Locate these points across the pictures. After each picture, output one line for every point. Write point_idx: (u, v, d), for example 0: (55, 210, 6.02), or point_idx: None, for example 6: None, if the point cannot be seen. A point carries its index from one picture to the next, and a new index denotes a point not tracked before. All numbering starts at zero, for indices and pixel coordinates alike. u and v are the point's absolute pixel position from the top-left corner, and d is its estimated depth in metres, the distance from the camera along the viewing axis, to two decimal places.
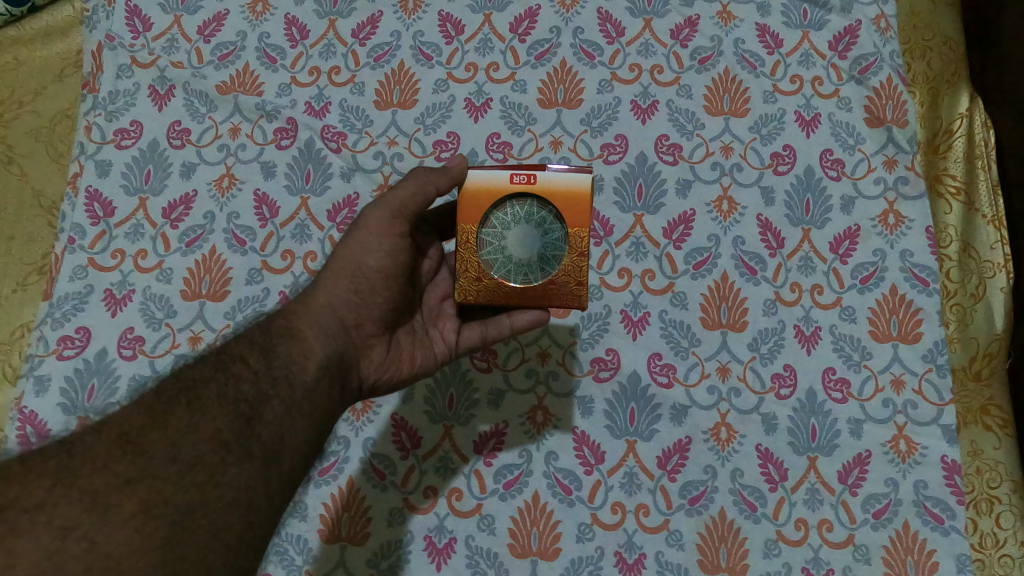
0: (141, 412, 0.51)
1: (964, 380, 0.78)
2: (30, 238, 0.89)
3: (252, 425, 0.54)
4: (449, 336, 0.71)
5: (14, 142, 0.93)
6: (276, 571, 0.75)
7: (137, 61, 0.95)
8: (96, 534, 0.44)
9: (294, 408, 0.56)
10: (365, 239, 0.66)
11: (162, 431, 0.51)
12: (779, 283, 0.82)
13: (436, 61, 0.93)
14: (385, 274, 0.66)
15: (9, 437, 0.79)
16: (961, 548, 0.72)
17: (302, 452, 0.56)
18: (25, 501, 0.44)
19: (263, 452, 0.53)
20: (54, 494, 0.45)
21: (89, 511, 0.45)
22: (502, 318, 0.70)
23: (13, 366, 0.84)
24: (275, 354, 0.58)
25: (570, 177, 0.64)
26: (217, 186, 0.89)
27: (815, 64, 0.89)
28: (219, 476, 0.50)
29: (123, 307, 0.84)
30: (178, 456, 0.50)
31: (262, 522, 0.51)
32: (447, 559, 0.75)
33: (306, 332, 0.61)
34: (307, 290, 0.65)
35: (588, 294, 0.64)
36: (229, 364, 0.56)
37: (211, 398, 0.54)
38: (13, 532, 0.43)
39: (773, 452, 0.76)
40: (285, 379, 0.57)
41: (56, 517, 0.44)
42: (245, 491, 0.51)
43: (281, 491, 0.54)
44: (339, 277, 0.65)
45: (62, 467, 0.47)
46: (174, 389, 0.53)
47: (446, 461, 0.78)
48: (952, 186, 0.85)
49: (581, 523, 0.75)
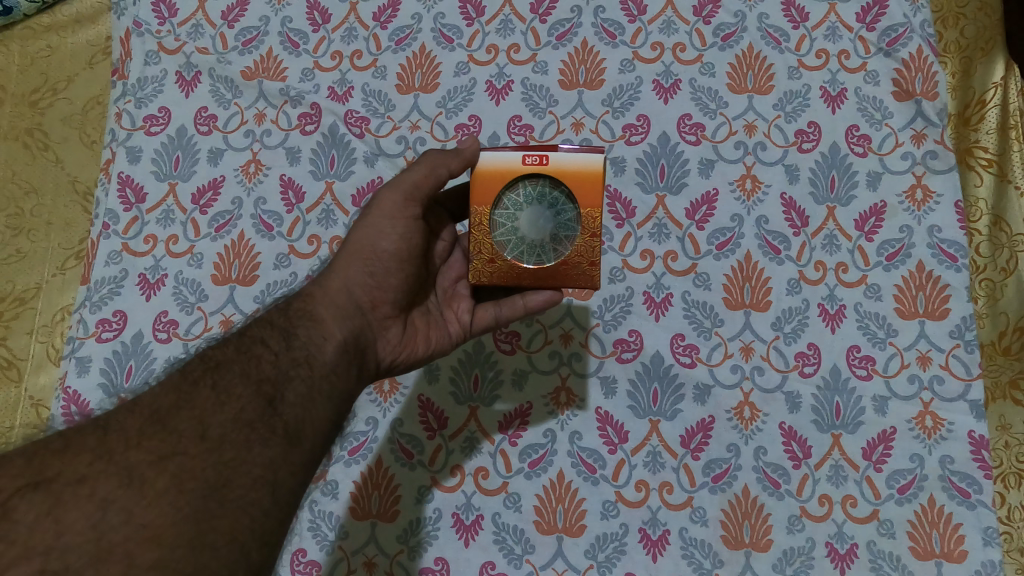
0: (170, 390, 0.53)
1: (992, 355, 0.79)
2: (68, 223, 0.92)
3: (275, 406, 0.55)
4: (464, 316, 0.73)
5: (49, 129, 0.96)
6: (309, 545, 0.77)
7: (164, 47, 0.96)
8: (134, 507, 0.46)
9: (313, 389, 0.57)
10: (378, 222, 0.67)
11: (190, 409, 0.52)
12: (803, 262, 0.81)
13: (457, 44, 0.93)
14: (399, 256, 0.67)
15: (55, 415, 0.83)
16: (988, 522, 0.72)
17: (323, 432, 0.57)
18: (65, 476, 0.46)
19: (285, 431, 0.54)
20: (93, 469, 0.47)
21: (126, 486, 0.47)
22: (517, 299, 0.72)
23: (56, 347, 0.87)
24: (294, 336, 0.60)
25: (582, 157, 0.64)
26: (244, 172, 0.90)
27: (842, 38, 0.87)
28: (244, 453, 0.51)
29: (157, 291, 0.87)
30: (206, 434, 0.51)
31: (289, 496, 0.52)
32: (475, 535, 0.77)
33: (323, 314, 0.62)
34: (323, 274, 0.66)
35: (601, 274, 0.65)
36: (251, 346, 0.58)
37: (234, 379, 0.55)
38: (58, 502, 0.45)
39: (797, 430, 0.77)
40: (304, 360, 0.58)
41: (98, 490, 0.46)
42: (270, 468, 0.52)
43: (305, 466, 0.55)
44: (354, 260, 0.66)
45: (100, 443, 0.49)
46: (200, 369, 0.55)
47: (472, 441, 0.79)
48: (984, 157, 0.83)
49: (605, 501, 0.77)
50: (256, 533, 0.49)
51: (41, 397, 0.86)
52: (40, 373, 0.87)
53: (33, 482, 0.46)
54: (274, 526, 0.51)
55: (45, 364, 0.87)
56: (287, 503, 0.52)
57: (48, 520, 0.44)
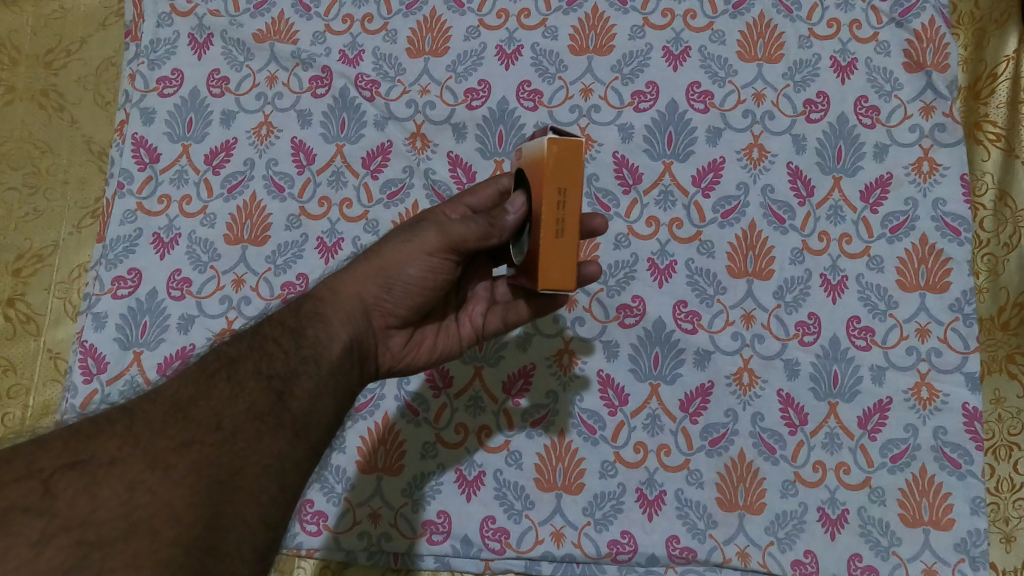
0: (190, 381, 0.53)
1: (991, 329, 0.80)
2: (84, 183, 0.94)
3: (284, 400, 0.54)
4: (477, 319, 0.72)
5: (64, 90, 0.97)
6: (316, 496, 0.80)
7: (176, 8, 0.97)
8: (159, 487, 0.46)
9: (320, 385, 0.57)
10: (413, 250, 0.64)
11: (208, 400, 0.52)
12: (807, 232, 0.82)
13: (467, 8, 0.93)
14: (423, 285, 0.65)
15: (72, 368, 0.85)
16: (976, 491, 0.74)
17: (328, 428, 0.56)
18: (97, 458, 0.47)
19: (292, 424, 0.53)
20: (122, 453, 0.47)
21: (152, 469, 0.46)
22: (521, 304, 0.69)
23: (73, 304, 0.90)
24: (303, 335, 0.59)
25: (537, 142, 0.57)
26: (256, 134, 0.92)
27: (854, 7, 0.87)
28: (255, 442, 0.51)
29: (170, 250, 0.88)
30: (221, 424, 0.51)
31: (296, 468, 0.53)
32: (477, 491, 0.79)
33: (334, 317, 0.61)
34: (336, 277, 0.65)
35: (541, 266, 0.55)
36: (263, 343, 0.57)
37: (247, 374, 0.54)
38: (92, 481, 0.45)
39: (794, 398, 0.78)
40: (313, 358, 0.58)
41: (127, 471, 0.46)
42: (277, 458, 0.51)
43: (308, 458, 0.54)
44: (376, 274, 0.64)
45: (127, 429, 0.49)
46: (216, 363, 0.55)
47: (476, 400, 0.82)
48: (993, 132, 0.84)
49: (604, 461, 0.79)
50: (262, 516, 0.48)
51: (61, 350, 0.89)
52: (58, 328, 0.90)
53: (70, 463, 0.46)
54: (281, 511, 0.50)
55: (63, 319, 0.90)
56: (295, 488, 0.52)
57: (85, 496, 0.44)
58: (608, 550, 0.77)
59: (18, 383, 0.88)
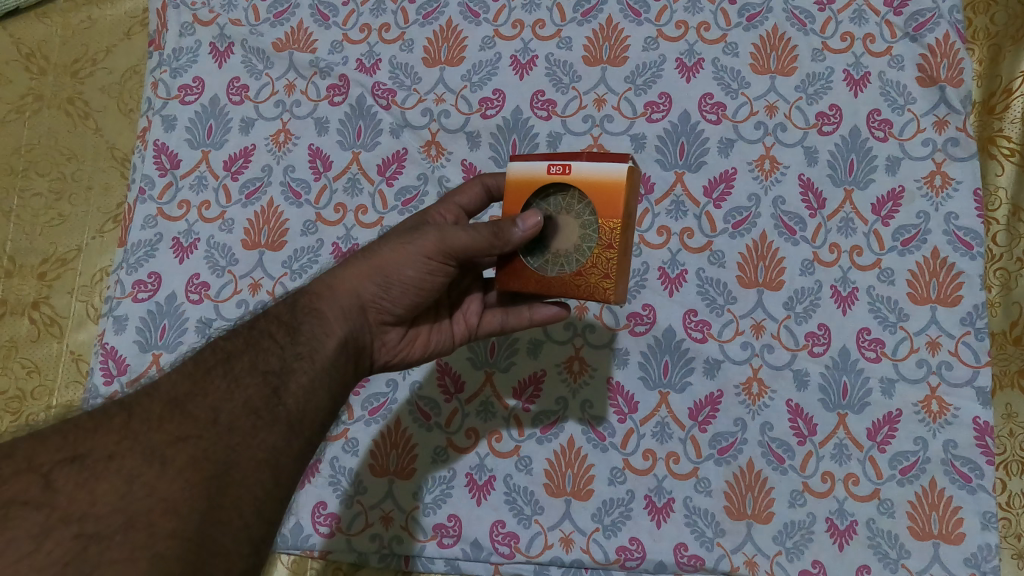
0: (184, 376, 0.53)
1: (1003, 344, 0.80)
2: (107, 189, 0.96)
3: (279, 395, 0.55)
4: (472, 318, 0.73)
5: (89, 98, 0.99)
6: (329, 496, 0.82)
7: (199, 18, 0.99)
8: (156, 481, 0.46)
9: (316, 381, 0.58)
10: (412, 251, 0.63)
11: (205, 396, 0.52)
12: (818, 243, 0.82)
13: (483, 19, 0.94)
14: (421, 286, 0.64)
15: (93, 370, 0.87)
16: (987, 506, 0.74)
17: (322, 423, 0.57)
18: (96, 452, 0.47)
19: (287, 418, 0.54)
20: (121, 447, 0.47)
21: (149, 462, 0.47)
22: (523, 309, 0.73)
23: (94, 307, 0.92)
24: (299, 331, 0.59)
25: (606, 168, 0.59)
26: (274, 141, 0.93)
27: (868, 21, 0.87)
28: (250, 437, 0.52)
29: (189, 254, 0.90)
30: (218, 419, 0.52)
31: (291, 469, 0.53)
32: (487, 495, 0.80)
33: (329, 313, 0.61)
34: (334, 272, 0.64)
35: (616, 289, 0.60)
36: (259, 338, 0.58)
37: (243, 369, 0.55)
38: (92, 474, 0.45)
39: (803, 408, 0.79)
40: (308, 354, 0.58)
41: (126, 465, 0.46)
42: (271, 452, 0.52)
43: (302, 454, 0.55)
44: (373, 273, 0.63)
45: (125, 424, 0.49)
46: (212, 358, 0.55)
47: (487, 405, 0.83)
48: (1007, 147, 0.84)
49: (613, 468, 0.80)
50: (258, 511, 0.50)
51: (82, 352, 0.91)
52: (80, 331, 0.92)
53: (68, 457, 0.46)
54: (274, 505, 0.51)
55: (85, 322, 0.92)
56: (286, 486, 0.53)
57: (84, 490, 0.44)
58: (616, 556, 0.77)
59: (42, 384, 0.90)
